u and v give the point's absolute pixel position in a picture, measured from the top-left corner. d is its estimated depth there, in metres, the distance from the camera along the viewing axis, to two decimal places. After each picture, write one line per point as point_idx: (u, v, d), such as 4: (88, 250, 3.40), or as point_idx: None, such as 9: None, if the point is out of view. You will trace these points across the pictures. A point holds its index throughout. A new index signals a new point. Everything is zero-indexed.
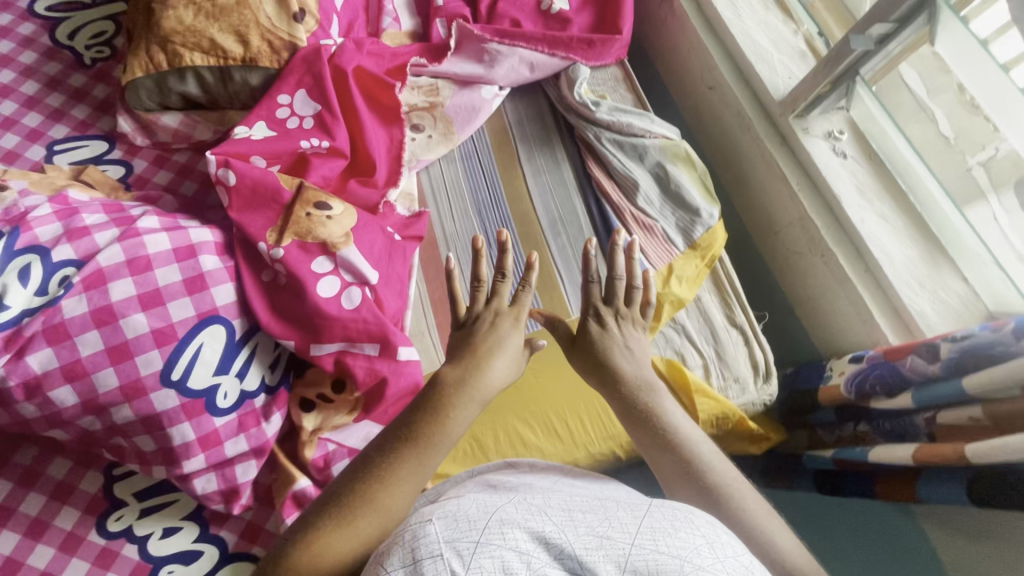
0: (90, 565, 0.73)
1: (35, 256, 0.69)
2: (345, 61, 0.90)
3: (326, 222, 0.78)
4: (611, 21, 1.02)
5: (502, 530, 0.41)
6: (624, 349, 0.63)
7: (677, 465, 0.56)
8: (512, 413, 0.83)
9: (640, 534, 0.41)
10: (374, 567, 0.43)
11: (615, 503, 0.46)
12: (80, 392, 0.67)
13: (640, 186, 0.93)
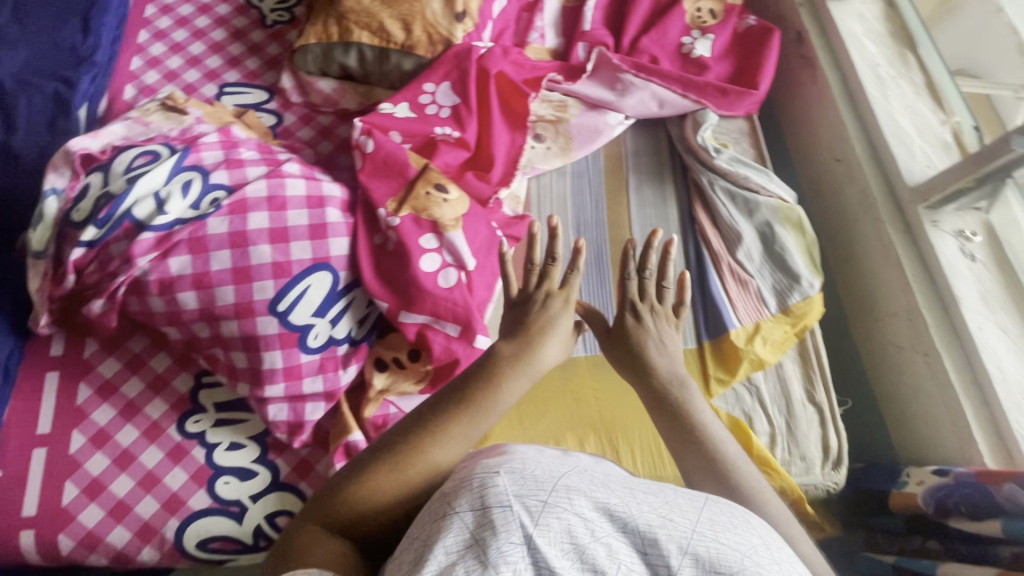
0: (163, 456, 0.82)
1: (196, 175, 0.78)
2: (490, 64, 0.96)
3: (442, 204, 0.83)
4: (748, 77, 1.03)
5: (568, 496, 0.46)
6: (658, 343, 0.63)
7: (705, 465, 0.57)
8: (568, 428, 0.84)
9: (699, 521, 0.45)
10: (444, 502, 0.48)
11: (674, 490, 0.50)
12: (201, 300, 0.75)
13: (743, 240, 0.92)
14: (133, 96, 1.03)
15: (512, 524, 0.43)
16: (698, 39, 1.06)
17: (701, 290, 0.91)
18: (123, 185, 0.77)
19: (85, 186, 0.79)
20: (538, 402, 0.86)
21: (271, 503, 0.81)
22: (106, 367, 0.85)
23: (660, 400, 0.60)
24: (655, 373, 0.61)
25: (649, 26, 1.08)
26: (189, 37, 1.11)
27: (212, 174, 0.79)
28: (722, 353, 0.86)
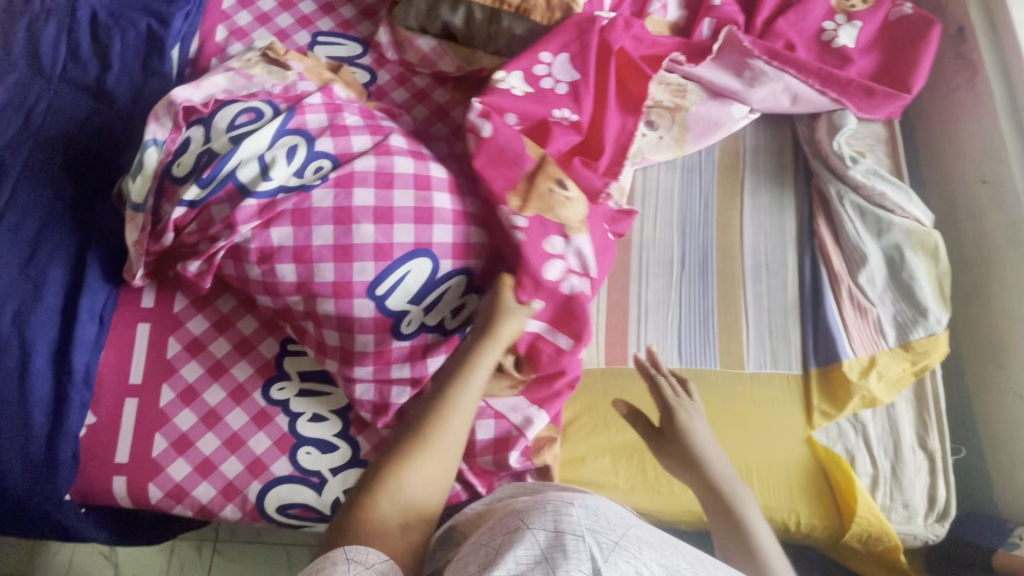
0: (248, 419, 0.82)
1: (301, 140, 0.74)
2: (612, 39, 0.88)
3: (566, 203, 0.76)
4: (897, 76, 0.91)
5: (637, 543, 0.45)
6: (701, 435, 0.70)
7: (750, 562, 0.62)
8: None
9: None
10: (516, 519, 0.49)
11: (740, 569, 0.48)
12: (299, 273, 0.73)
13: (868, 262, 0.84)
14: (224, 38, 0.98)
15: (580, 553, 0.43)
16: (842, 25, 0.94)
17: (813, 313, 0.84)
18: (226, 144, 0.73)
19: (187, 140, 0.75)
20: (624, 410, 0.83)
21: (350, 478, 0.82)
22: (194, 324, 0.85)
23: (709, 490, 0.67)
24: (705, 469, 0.68)
25: (786, 5, 0.96)
26: None
27: (317, 141, 0.75)
28: (830, 384, 0.80)
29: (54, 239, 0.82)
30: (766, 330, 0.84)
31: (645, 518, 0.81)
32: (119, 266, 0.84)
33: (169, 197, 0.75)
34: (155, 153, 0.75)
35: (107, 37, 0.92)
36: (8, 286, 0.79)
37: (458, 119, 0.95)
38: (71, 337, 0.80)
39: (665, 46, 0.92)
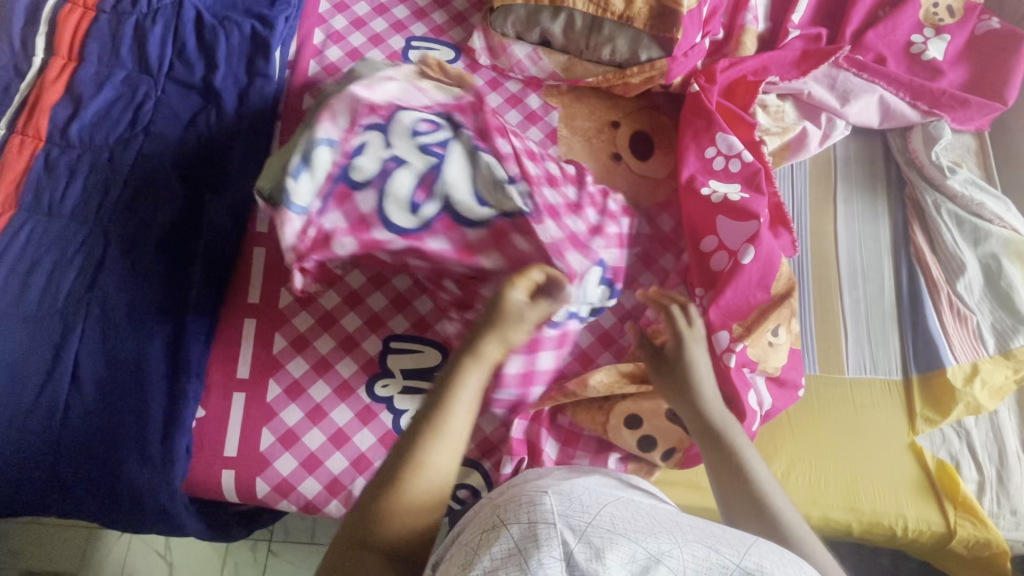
0: (354, 415, 0.83)
1: (421, 177, 0.73)
2: (709, 96, 0.91)
3: (768, 347, 0.78)
4: (986, 88, 0.93)
5: (612, 521, 0.45)
6: (703, 370, 0.73)
7: (743, 491, 0.63)
8: (792, 454, 0.79)
9: (747, 555, 0.44)
10: (493, 516, 0.49)
11: (720, 527, 0.49)
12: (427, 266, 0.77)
13: (967, 270, 0.85)
14: (322, 41, 1.00)
15: (554, 540, 0.43)
16: (931, 39, 0.96)
17: (912, 319, 0.85)
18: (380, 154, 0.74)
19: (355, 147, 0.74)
20: (777, 447, 0.80)
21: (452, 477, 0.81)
22: (299, 320, 0.86)
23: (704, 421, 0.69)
24: (702, 403, 0.70)
25: (874, 18, 0.98)
26: None
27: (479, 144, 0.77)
28: (933, 390, 0.81)
29: (166, 235, 0.83)
30: (866, 335, 0.85)
31: None
32: (227, 262, 0.86)
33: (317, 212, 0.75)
34: (298, 177, 0.71)
35: (213, 38, 0.94)
36: (124, 280, 0.80)
37: (553, 123, 0.97)
38: (184, 332, 0.81)
39: (759, 65, 0.94)
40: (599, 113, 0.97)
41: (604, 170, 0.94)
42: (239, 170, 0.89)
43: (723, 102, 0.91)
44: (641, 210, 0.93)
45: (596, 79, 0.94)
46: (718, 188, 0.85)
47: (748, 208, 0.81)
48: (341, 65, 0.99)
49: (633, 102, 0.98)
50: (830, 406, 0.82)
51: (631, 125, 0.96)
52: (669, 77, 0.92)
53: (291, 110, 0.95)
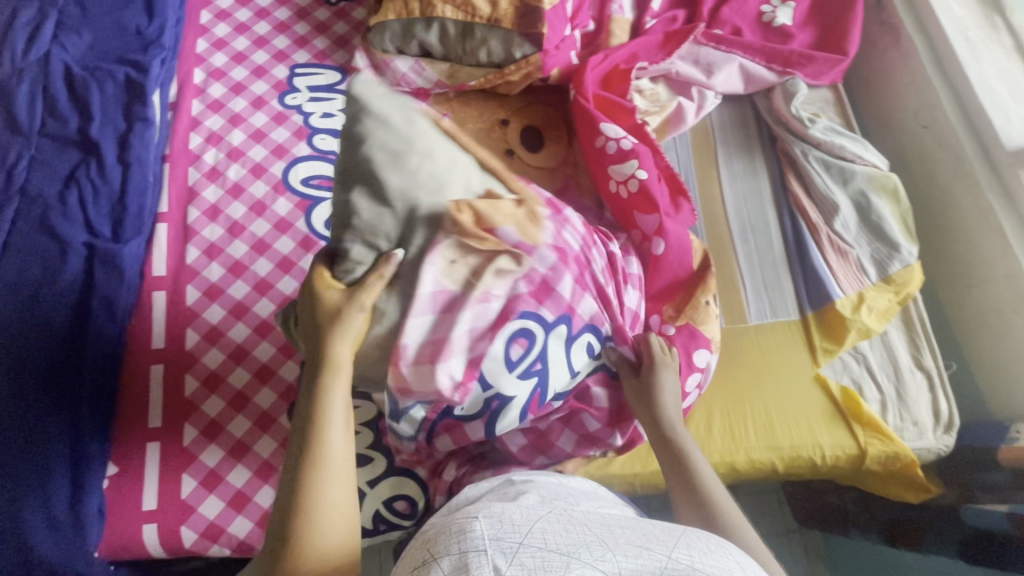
0: (278, 444, 0.81)
1: (536, 330, 0.65)
2: (585, 88, 0.95)
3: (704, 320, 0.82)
4: (833, 45, 1.02)
5: (543, 536, 0.45)
6: (667, 384, 0.73)
7: (691, 499, 0.67)
8: (716, 411, 0.83)
9: (679, 550, 0.44)
10: (420, 553, 0.47)
11: (653, 523, 0.51)
12: None
13: (840, 210, 0.91)
14: (203, 80, 1.00)
15: (484, 570, 0.42)
16: (778, 7, 1.04)
17: (801, 263, 0.91)
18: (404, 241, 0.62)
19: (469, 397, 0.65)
20: (704, 410, 0.83)
21: (387, 489, 0.81)
22: (209, 358, 0.84)
23: (662, 436, 0.71)
24: (662, 413, 0.71)
25: None
26: (253, 16, 1.07)
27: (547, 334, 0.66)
28: (827, 324, 0.86)
29: (53, 294, 0.80)
30: (762, 283, 0.90)
31: None
32: (125, 311, 0.83)
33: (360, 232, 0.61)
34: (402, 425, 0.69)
35: (85, 89, 0.92)
36: (12, 344, 0.77)
37: (444, 129, 0.99)
38: (83, 388, 0.77)
39: (628, 54, 0.99)
40: (487, 114, 1.00)
41: None
42: (127, 217, 0.87)
43: (600, 93, 0.96)
44: None
45: (478, 81, 0.98)
46: (618, 175, 0.88)
47: (649, 191, 0.85)
48: (225, 101, 0.99)
49: (519, 99, 1.01)
50: (742, 362, 0.86)
51: (520, 121, 1.00)
52: (545, 70, 0.96)
53: (178, 151, 0.94)
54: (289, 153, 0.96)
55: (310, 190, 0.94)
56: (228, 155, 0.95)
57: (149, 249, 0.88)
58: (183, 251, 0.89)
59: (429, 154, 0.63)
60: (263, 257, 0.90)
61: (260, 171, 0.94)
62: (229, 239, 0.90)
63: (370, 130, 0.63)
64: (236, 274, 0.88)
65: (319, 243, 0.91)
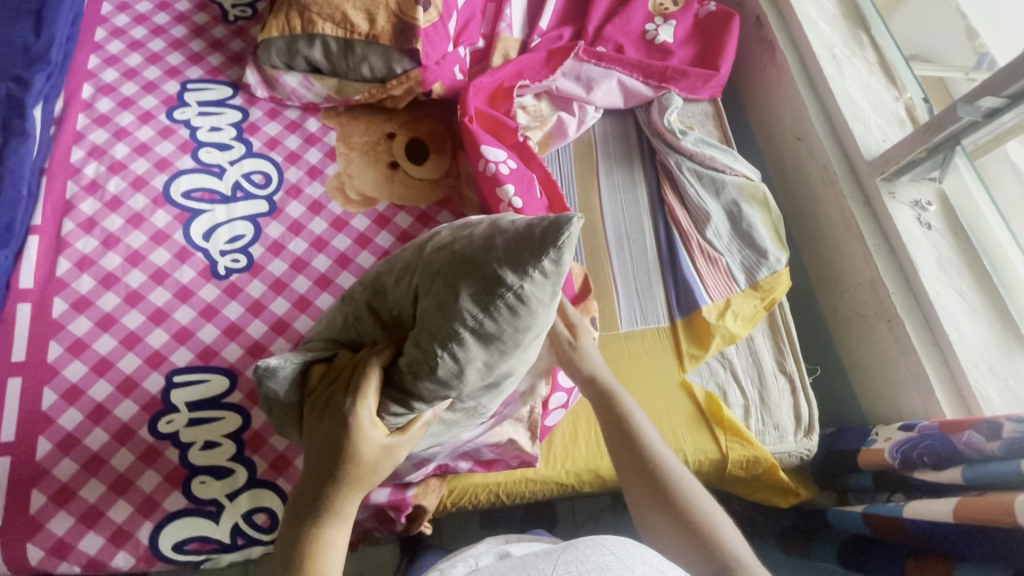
0: (135, 458, 0.79)
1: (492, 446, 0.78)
2: (468, 104, 0.95)
3: None
4: (711, 62, 1.06)
5: None
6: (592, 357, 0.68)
7: (644, 474, 0.63)
8: (585, 420, 0.84)
9: (555, 571, 0.51)
10: None
11: (533, 556, 0.56)
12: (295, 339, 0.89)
13: (711, 219, 0.94)
14: (91, 95, 1.01)
15: None
16: (660, 25, 1.07)
17: (673, 270, 0.92)
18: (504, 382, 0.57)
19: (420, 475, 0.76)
20: (574, 420, 0.84)
21: (247, 501, 0.80)
22: (70, 371, 0.82)
23: (600, 400, 0.67)
24: (599, 380, 0.67)
25: (612, 13, 1.08)
26: (148, 34, 1.08)
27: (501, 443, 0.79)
28: (694, 329, 0.88)
29: None
30: (633, 289, 0.91)
31: (549, 492, 0.83)
32: None
33: (425, 396, 0.53)
34: None
35: None
36: None
37: (331, 142, 1.01)
38: None
39: (513, 71, 0.99)
40: (374, 127, 1.03)
41: (383, 178, 0.99)
42: None
43: (484, 110, 0.96)
44: (422, 210, 0.97)
45: (362, 96, 1.00)
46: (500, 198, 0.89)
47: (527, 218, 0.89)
48: (112, 115, 1.00)
49: (407, 113, 1.04)
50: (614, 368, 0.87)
51: (406, 134, 1.02)
52: (426, 84, 0.98)
53: (58, 164, 0.94)
54: (172, 166, 0.97)
55: (190, 203, 0.95)
56: (109, 168, 0.95)
57: (18, 261, 0.87)
58: (55, 263, 0.88)
59: (528, 326, 0.49)
60: (137, 269, 0.90)
61: (141, 184, 0.95)
62: (103, 250, 0.90)
63: (531, 305, 0.47)
64: (107, 285, 0.88)
65: (195, 255, 0.91)
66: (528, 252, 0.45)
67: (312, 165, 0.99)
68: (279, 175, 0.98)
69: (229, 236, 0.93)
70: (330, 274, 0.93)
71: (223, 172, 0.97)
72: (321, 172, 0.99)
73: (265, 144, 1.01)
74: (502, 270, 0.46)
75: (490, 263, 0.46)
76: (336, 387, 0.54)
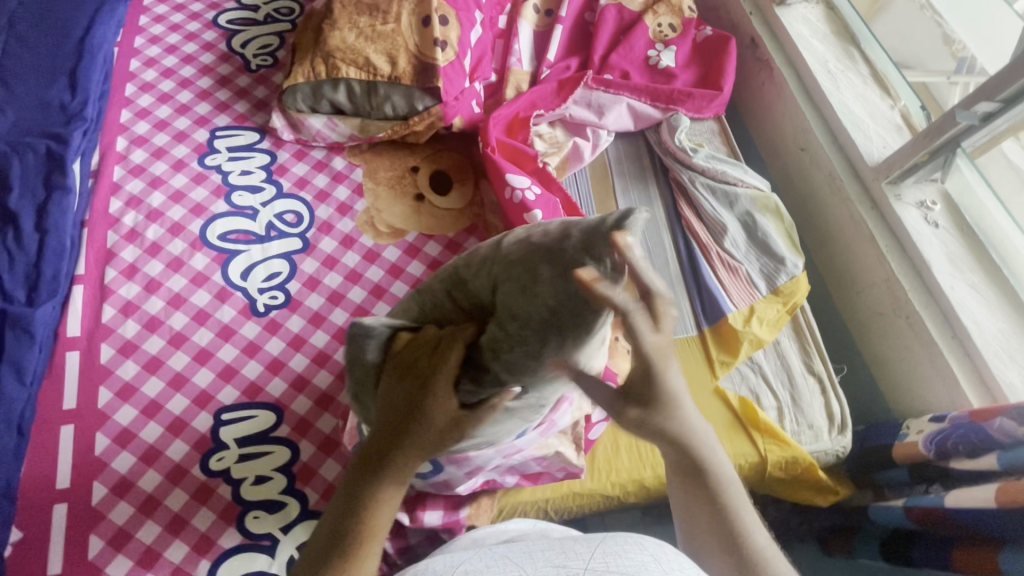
0: (189, 497, 0.81)
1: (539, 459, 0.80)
2: (488, 136, 1.00)
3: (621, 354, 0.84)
4: (712, 82, 1.12)
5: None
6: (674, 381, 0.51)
7: (697, 491, 0.58)
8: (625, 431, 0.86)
9: (591, 560, 0.52)
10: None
11: (572, 540, 0.58)
12: (336, 371, 0.91)
13: (728, 231, 0.98)
14: (126, 147, 1.05)
15: None
16: (662, 51, 1.13)
17: (696, 281, 0.96)
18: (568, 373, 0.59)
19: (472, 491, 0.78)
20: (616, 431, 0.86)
21: (302, 533, 0.80)
22: (121, 415, 0.84)
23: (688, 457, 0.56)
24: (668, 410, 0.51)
25: (616, 42, 1.14)
26: (176, 86, 1.14)
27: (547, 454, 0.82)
28: (722, 337, 0.91)
29: None
30: None
31: (596, 505, 0.85)
32: (36, 373, 0.84)
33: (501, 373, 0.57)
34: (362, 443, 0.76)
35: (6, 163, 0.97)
36: None
37: (358, 179, 1.06)
38: None
39: (527, 102, 1.05)
40: (398, 162, 1.07)
41: (410, 210, 1.03)
42: (42, 280, 0.89)
43: (504, 140, 1.01)
44: (449, 238, 1.01)
45: (386, 133, 1.05)
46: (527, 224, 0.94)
47: None
48: (146, 165, 1.04)
49: (427, 147, 1.09)
50: None
51: (429, 167, 1.06)
52: (447, 119, 1.03)
53: (98, 215, 0.98)
54: (208, 210, 1.00)
55: (227, 245, 0.98)
56: (147, 216, 0.99)
57: (64, 311, 0.90)
58: (99, 310, 0.91)
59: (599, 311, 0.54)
60: (179, 311, 0.92)
61: (179, 230, 0.98)
62: (146, 295, 0.93)
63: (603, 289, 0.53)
64: (151, 329, 0.91)
65: (235, 294, 0.94)
66: (600, 239, 0.52)
67: (341, 201, 1.03)
68: (310, 214, 1.02)
69: (266, 274, 0.96)
70: (366, 304, 0.96)
71: (256, 213, 1.01)
72: (350, 208, 1.03)
73: (295, 184, 1.05)
74: (578, 255, 0.53)
75: (568, 251, 0.53)
76: (421, 350, 0.57)
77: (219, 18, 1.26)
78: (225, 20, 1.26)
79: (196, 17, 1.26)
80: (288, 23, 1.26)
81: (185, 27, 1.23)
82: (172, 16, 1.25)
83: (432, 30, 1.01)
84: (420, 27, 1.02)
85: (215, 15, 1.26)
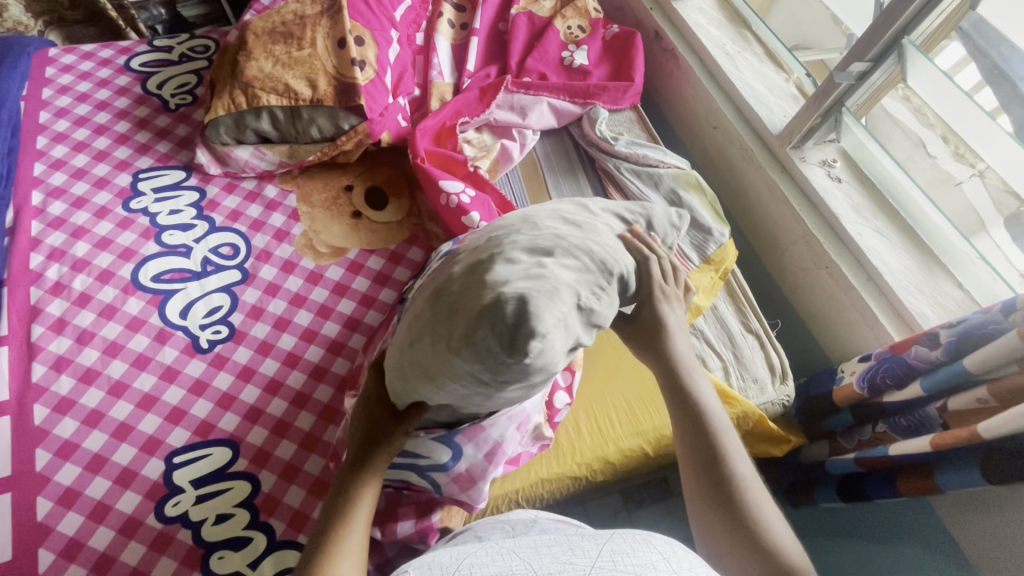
0: (147, 548, 0.77)
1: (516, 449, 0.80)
2: (417, 146, 1.03)
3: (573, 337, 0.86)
4: (625, 75, 1.19)
5: (474, 570, 0.52)
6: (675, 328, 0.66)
7: (694, 430, 0.65)
8: (585, 411, 0.88)
9: (599, 557, 0.53)
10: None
11: (580, 537, 0.58)
12: (288, 398, 0.90)
13: (657, 210, 1.03)
14: (42, 201, 1.02)
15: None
16: (575, 51, 1.19)
17: None
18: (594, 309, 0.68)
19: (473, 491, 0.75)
20: (575, 413, 0.88)
21: (272, 565, 0.78)
22: (63, 475, 0.80)
23: (677, 390, 0.66)
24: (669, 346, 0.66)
25: (530, 47, 1.19)
26: (91, 134, 1.11)
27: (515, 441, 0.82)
28: None
29: None
30: None
31: (564, 489, 0.86)
32: None
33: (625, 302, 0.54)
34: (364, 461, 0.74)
35: None
36: None
37: (292, 204, 1.05)
38: None
39: (451, 111, 1.08)
40: (332, 183, 1.08)
41: (349, 229, 1.04)
42: None
43: (432, 150, 1.03)
44: (392, 250, 1.02)
45: (316, 156, 1.05)
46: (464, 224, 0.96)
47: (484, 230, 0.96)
48: (67, 216, 1.00)
49: (360, 165, 1.10)
50: (599, 354, 0.95)
51: (363, 184, 1.08)
52: (374, 134, 1.04)
53: (17, 272, 0.94)
54: (137, 254, 0.98)
55: (161, 285, 0.96)
56: (72, 268, 0.96)
57: None
58: (28, 370, 0.87)
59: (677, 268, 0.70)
60: (117, 359, 0.89)
61: (108, 277, 0.95)
62: (79, 348, 0.89)
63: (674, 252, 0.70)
64: (88, 381, 0.87)
65: (175, 333, 0.92)
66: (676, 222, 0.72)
67: (278, 228, 1.03)
68: (246, 244, 1.01)
69: (207, 310, 0.94)
70: (315, 325, 0.95)
71: (189, 251, 0.99)
72: (287, 233, 1.02)
73: (227, 217, 1.04)
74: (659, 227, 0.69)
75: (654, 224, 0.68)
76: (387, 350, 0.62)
77: (132, 62, 1.24)
78: (138, 63, 1.24)
79: (108, 64, 1.23)
80: (205, 61, 1.26)
81: (95, 74, 1.21)
82: (80, 64, 1.23)
83: (349, 51, 1.03)
84: (337, 49, 1.04)
85: (127, 59, 1.25)
